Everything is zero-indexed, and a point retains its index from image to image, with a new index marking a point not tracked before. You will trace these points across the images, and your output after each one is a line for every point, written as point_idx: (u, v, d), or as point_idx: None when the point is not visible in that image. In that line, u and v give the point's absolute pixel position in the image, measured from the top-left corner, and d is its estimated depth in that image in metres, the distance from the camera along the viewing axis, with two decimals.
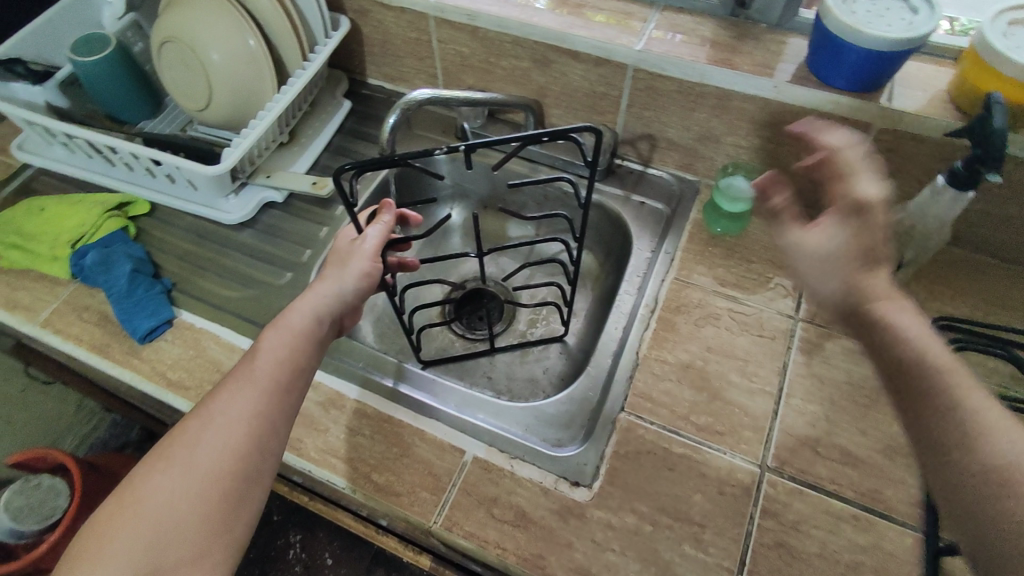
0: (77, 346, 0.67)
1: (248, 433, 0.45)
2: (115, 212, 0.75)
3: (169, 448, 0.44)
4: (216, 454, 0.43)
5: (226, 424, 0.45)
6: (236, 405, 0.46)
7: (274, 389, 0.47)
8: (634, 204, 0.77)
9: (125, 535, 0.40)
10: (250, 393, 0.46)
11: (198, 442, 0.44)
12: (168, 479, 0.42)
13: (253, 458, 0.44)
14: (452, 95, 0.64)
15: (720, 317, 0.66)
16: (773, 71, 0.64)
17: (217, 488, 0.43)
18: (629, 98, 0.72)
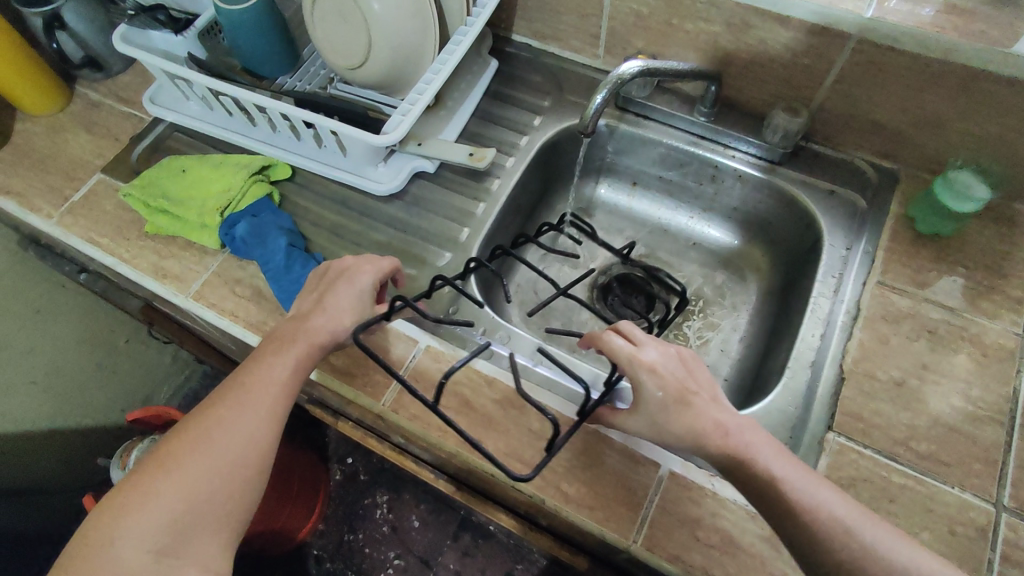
0: (233, 322, 0.63)
1: (264, 424, 0.45)
2: (259, 176, 0.70)
3: (184, 432, 0.44)
4: (235, 442, 0.44)
5: (245, 417, 0.45)
6: (258, 396, 0.46)
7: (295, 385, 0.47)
8: (824, 192, 0.69)
9: (152, 511, 0.40)
10: (271, 387, 0.46)
11: (215, 431, 0.44)
12: (184, 461, 0.42)
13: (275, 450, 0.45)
14: (657, 66, 0.57)
15: (936, 330, 0.59)
16: (1016, 41, 0.55)
17: (230, 476, 0.43)
18: (839, 73, 0.63)
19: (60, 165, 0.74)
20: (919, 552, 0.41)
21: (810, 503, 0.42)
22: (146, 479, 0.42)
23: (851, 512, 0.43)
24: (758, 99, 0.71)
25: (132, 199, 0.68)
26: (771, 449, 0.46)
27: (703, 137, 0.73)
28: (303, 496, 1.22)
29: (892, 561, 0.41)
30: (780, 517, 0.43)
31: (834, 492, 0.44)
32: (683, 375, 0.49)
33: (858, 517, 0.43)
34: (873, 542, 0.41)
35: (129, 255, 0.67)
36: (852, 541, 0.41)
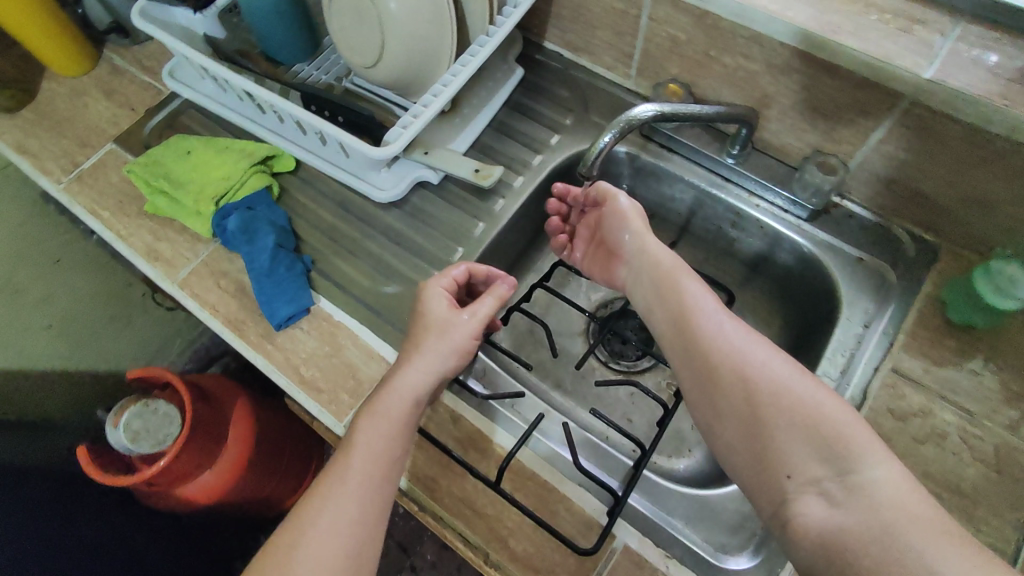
0: (212, 316, 0.63)
1: (358, 525, 0.48)
2: (261, 166, 0.69)
3: (280, 549, 0.47)
4: (333, 553, 0.46)
5: (338, 524, 0.47)
6: (351, 496, 0.48)
7: (383, 476, 0.50)
8: (850, 259, 0.63)
9: None
10: (349, 492, 0.48)
11: (310, 548, 0.46)
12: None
13: (356, 552, 0.47)
14: (667, 110, 0.54)
15: (946, 436, 0.54)
16: None
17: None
18: (886, 133, 0.56)
19: (75, 130, 0.75)
20: (826, 395, 0.45)
21: (724, 346, 0.49)
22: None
23: (772, 360, 0.47)
24: (795, 148, 0.64)
25: (134, 176, 0.68)
26: (707, 296, 0.53)
27: (728, 179, 0.69)
28: (293, 469, 1.20)
29: (793, 400, 0.45)
30: (694, 361, 0.51)
31: (761, 341, 0.49)
32: (642, 232, 0.59)
33: (774, 359, 0.48)
34: (781, 383, 0.46)
35: (125, 232, 0.68)
36: (756, 379, 0.47)
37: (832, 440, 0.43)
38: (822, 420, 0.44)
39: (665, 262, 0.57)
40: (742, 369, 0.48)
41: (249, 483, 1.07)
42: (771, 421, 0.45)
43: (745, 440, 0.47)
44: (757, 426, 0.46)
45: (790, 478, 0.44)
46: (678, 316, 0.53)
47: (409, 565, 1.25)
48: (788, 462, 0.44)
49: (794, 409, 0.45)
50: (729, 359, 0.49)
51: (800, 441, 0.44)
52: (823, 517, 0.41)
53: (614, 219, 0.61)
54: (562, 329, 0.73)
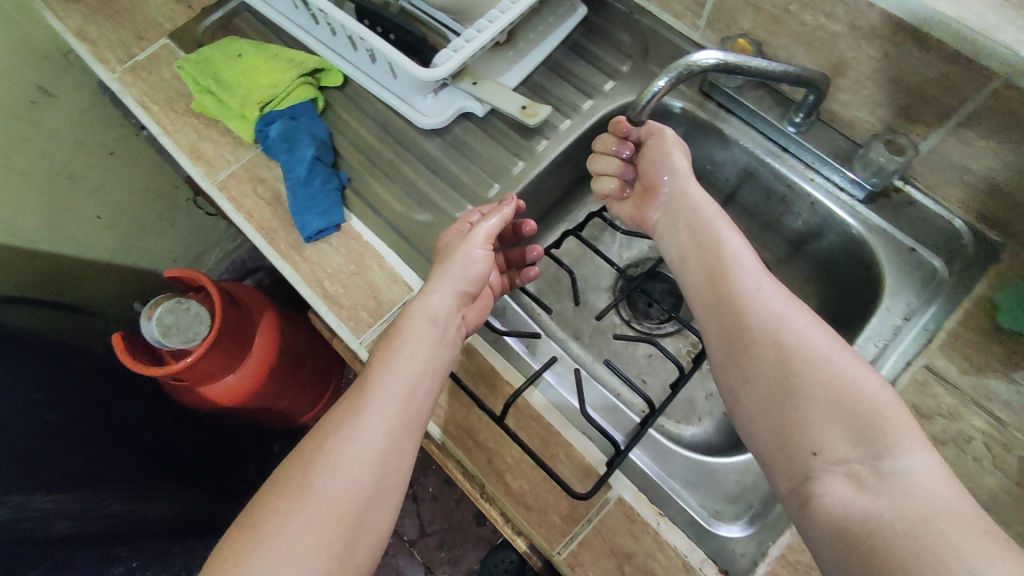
0: (246, 220, 0.64)
1: (380, 447, 0.46)
2: (309, 78, 0.68)
3: (295, 474, 0.45)
4: (352, 471, 0.44)
5: (359, 443, 0.45)
6: (372, 417, 0.47)
7: (405, 396, 0.48)
8: (901, 248, 0.60)
9: (255, 558, 0.41)
10: (368, 415, 0.47)
11: (330, 467, 0.44)
12: (305, 507, 0.43)
13: (376, 476, 0.45)
14: (736, 61, 0.51)
15: (971, 441, 0.51)
16: None
17: (357, 509, 0.44)
18: (970, 115, 0.51)
19: (132, 22, 0.75)
20: (868, 372, 0.42)
21: (765, 311, 0.47)
22: (264, 527, 0.42)
23: (815, 334, 0.45)
24: (863, 122, 0.60)
25: (185, 73, 0.69)
26: (747, 251, 0.51)
27: (785, 149, 0.65)
28: (312, 385, 1.23)
29: (828, 367, 0.43)
30: (730, 325, 0.48)
31: (815, 319, 0.46)
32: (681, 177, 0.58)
33: (814, 329, 0.45)
34: (816, 356, 0.43)
35: (171, 128, 0.68)
36: (788, 342, 0.45)
37: (862, 416, 0.40)
38: (861, 397, 0.41)
39: (705, 210, 0.55)
40: (780, 338, 0.45)
41: (269, 391, 1.10)
42: (799, 388, 0.43)
43: (774, 412, 0.44)
44: (784, 393, 0.43)
45: (817, 453, 0.41)
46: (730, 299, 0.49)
47: (410, 494, 1.24)
48: (812, 435, 0.42)
49: (829, 380, 0.42)
50: (765, 323, 0.46)
51: (834, 418, 0.41)
52: (850, 498, 0.38)
53: (658, 155, 0.60)
54: (588, 282, 0.72)
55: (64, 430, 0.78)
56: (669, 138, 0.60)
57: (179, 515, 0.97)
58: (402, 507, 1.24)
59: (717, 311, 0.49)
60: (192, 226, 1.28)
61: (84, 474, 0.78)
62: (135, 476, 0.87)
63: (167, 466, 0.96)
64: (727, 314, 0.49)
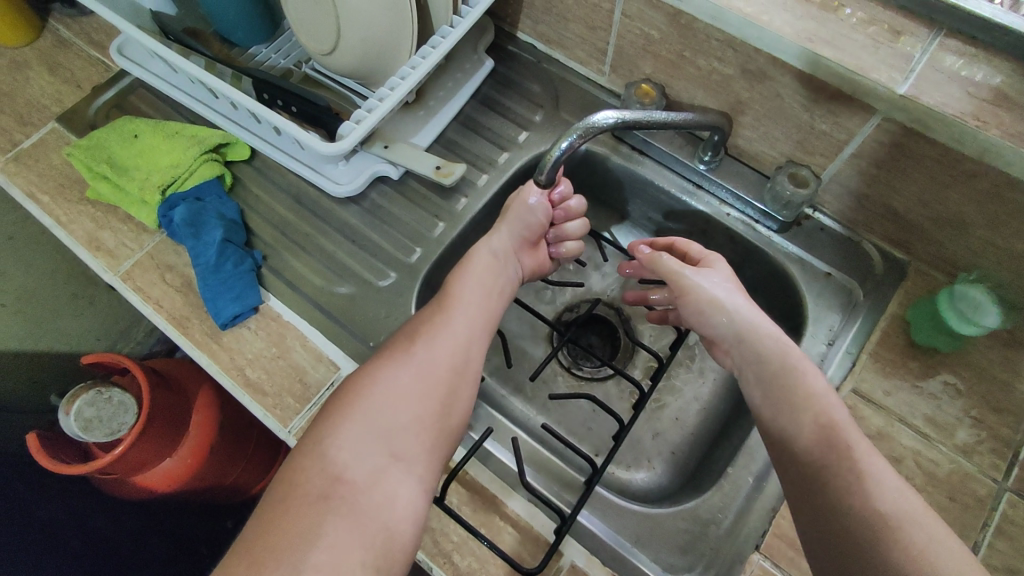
0: (155, 311, 0.60)
1: (470, 335, 0.51)
2: (213, 154, 0.66)
3: (389, 354, 0.49)
4: (446, 353, 0.49)
5: (445, 336, 0.50)
6: (457, 315, 0.51)
7: (481, 305, 0.53)
8: (818, 274, 0.62)
9: (355, 417, 0.45)
10: (453, 314, 0.51)
11: (428, 347, 0.49)
12: (407, 370, 0.47)
13: (461, 363, 0.49)
14: (634, 118, 0.51)
15: (902, 460, 0.52)
16: None
17: (450, 384, 0.48)
18: (860, 147, 0.54)
19: (15, 107, 0.70)
20: (948, 549, 0.38)
21: (846, 449, 0.42)
22: (371, 384, 0.47)
23: (903, 500, 0.40)
24: (768, 156, 0.62)
25: (76, 159, 0.65)
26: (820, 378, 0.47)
27: (699, 186, 0.67)
28: (261, 457, 1.17)
29: (920, 552, 0.38)
30: (803, 455, 0.44)
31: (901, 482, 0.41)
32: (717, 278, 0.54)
33: (900, 494, 0.40)
34: (898, 521, 0.39)
35: (66, 219, 0.64)
36: (868, 496, 0.40)
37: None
38: (894, 507, 0.40)
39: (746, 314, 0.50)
40: (865, 495, 0.40)
41: (212, 470, 1.04)
42: (876, 559, 0.38)
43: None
44: (856, 564, 0.39)
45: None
46: (779, 379, 0.47)
47: None
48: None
49: (915, 561, 0.37)
50: (815, 409, 0.45)
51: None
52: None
53: (693, 308, 0.53)
54: (524, 334, 0.71)
55: None
56: (700, 290, 0.52)
57: None
58: None
59: (783, 432, 0.45)
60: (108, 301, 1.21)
61: None
62: None
63: None
64: (798, 437, 0.44)
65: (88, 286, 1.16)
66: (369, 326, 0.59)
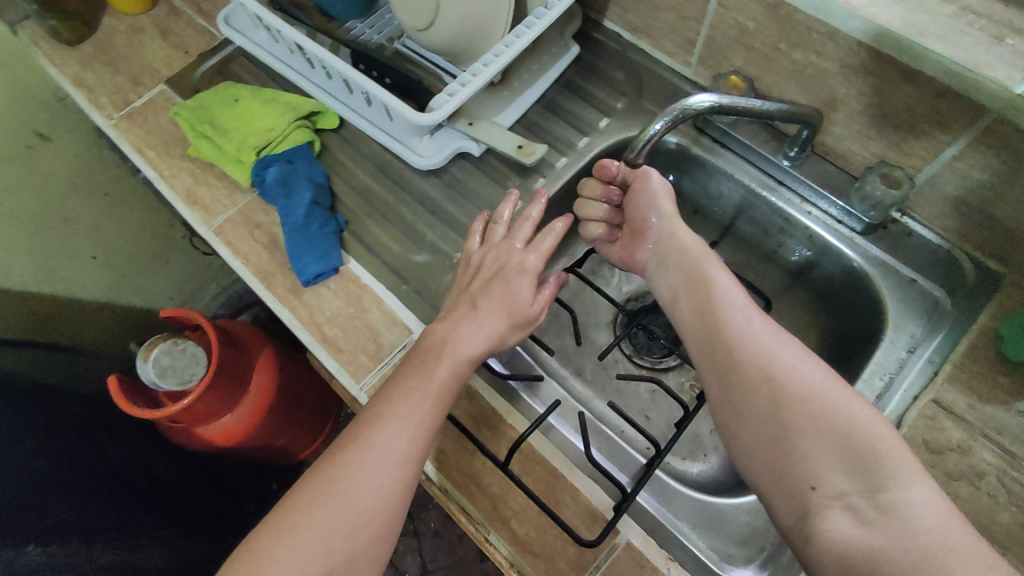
0: (244, 264, 0.63)
1: (425, 431, 0.48)
2: (305, 122, 0.69)
3: (327, 476, 0.46)
4: (395, 453, 0.47)
5: (388, 450, 0.46)
6: (403, 422, 0.48)
7: (437, 404, 0.49)
8: (901, 279, 0.60)
9: (280, 559, 0.43)
10: (402, 428, 0.47)
11: (378, 443, 0.47)
12: (353, 471, 0.46)
13: (403, 487, 0.46)
14: (727, 102, 0.51)
15: (984, 476, 0.50)
16: None
17: (396, 488, 0.46)
18: (963, 149, 0.52)
19: (130, 68, 0.76)
20: (851, 396, 0.44)
21: (753, 342, 0.47)
22: (311, 491, 0.45)
23: (808, 367, 0.45)
24: (858, 155, 0.61)
25: (181, 118, 0.69)
26: (725, 275, 0.53)
27: (781, 183, 0.66)
28: (310, 420, 1.21)
29: (827, 405, 0.43)
30: (719, 360, 0.48)
31: (806, 351, 0.47)
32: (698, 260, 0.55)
33: (805, 362, 0.46)
34: (808, 385, 0.44)
35: (168, 173, 0.68)
36: (780, 378, 0.45)
37: (859, 454, 0.41)
38: (854, 429, 0.42)
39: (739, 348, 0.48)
40: (773, 373, 0.45)
41: (267, 431, 1.08)
42: (795, 425, 0.43)
43: (768, 448, 0.44)
44: (781, 437, 0.44)
45: (815, 488, 0.42)
46: (739, 370, 0.47)
47: (411, 530, 1.21)
48: (808, 475, 0.42)
49: (823, 416, 0.43)
50: (768, 381, 0.45)
51: (827, 452, 0.42)
52: (855, 530, 0.39)
53: (644, 196, 0.59)
54: (589, 318, 0.72)
55: (51, 480, 0.77)
56: (656, 183, 0.59)
57: (179, 559, 0.94)
58: (404, 544, 1.21)
59: (707, 346, 0.50)
60: (186, 262, 1.28)
61: (73, 527, 0.76)
62: (127, 524, 0.86)
63: (161, 511, 0.94)
64: (716, 347, 0.49)
65: (169, 246, 1.23)
66: (442, 296, 0.61)
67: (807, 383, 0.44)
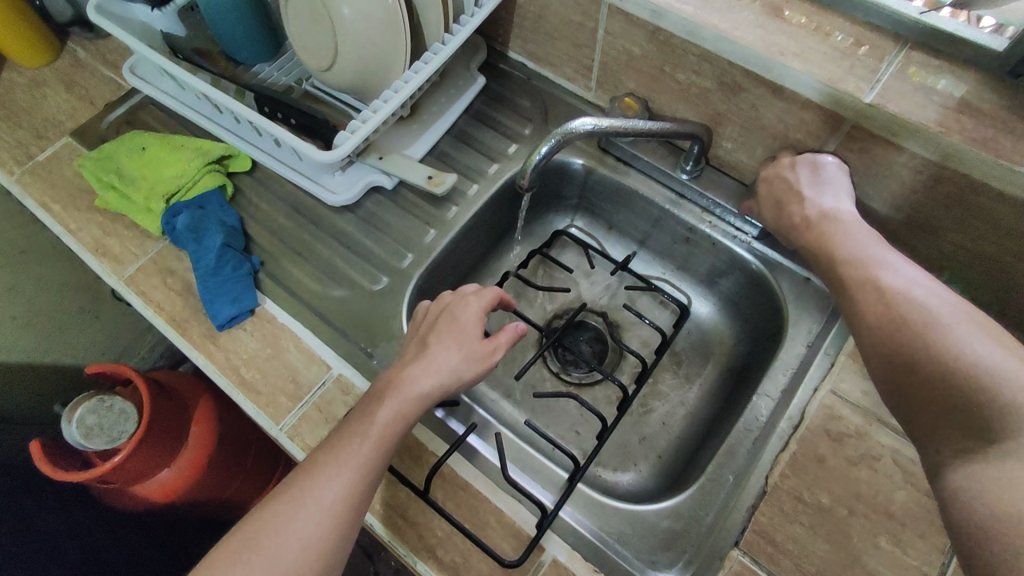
0: (156, 313, 0.62)
1: (363, 478, 0.45)
2: (216, 166, 0.69)
3: (255, 526, 0.44)
4: (330, 501, 0.44)
5: (316, 503, 0.43)
6: (334, 472, 0.45)
7: (365, 464, 0.45)
8: (798, 278, 0.63)
9: None
10: (335, 480, 0.44)
11: (311, 493, 0.44)
12: (285, 521, 0.43)
13: (334, 546, 0.43)
14: (610, 125, 0.55)
15: (880, 459, 0.52)
16: None
17: (325, 542, 0.43)
18: (833, 156, 0.57)
19: (32, 123, 0.74)
20: (999, 350, 0.38)
21: (896, 295, 0.45)
22: (239, 546, 0.43)
23: (946, 313, 0.42)
24: (747, 165, 0.65)
25: (85, 170, 0.68)
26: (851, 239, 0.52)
27: (683, 196, 0.69)
28: (260, 473, 1.17)
29: (950, 356, 0.39)
30: (867, 321, 0.45)
31: (953, 306, 0.43)
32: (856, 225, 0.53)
33: (948, 308, 0.42)
34: (927, 326, 0.42)
35: (75, 227, 0.67)
36: (914, 317, 0.43)
37: (972, 408, 0.37)
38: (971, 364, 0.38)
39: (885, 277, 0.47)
40: (901, 317, 0.43)
41: (210, 482, 1.02)
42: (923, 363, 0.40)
43: (892, 388, 0.43)
44: (911, 385, 0.41)
45: (939, 449, 0.39)
46: (877, 314, 0.45)
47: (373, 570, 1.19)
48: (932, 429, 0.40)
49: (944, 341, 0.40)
50: (906, 310, 0.43)
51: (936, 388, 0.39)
52: (973, 479, 0.36)
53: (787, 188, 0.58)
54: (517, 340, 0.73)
55: None
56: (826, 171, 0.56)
57: None
58: None
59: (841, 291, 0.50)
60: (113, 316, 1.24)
61: None
62: None
63: None
64: (868, 320, 0.45)
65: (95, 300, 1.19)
66: (361, 329, 0.61)
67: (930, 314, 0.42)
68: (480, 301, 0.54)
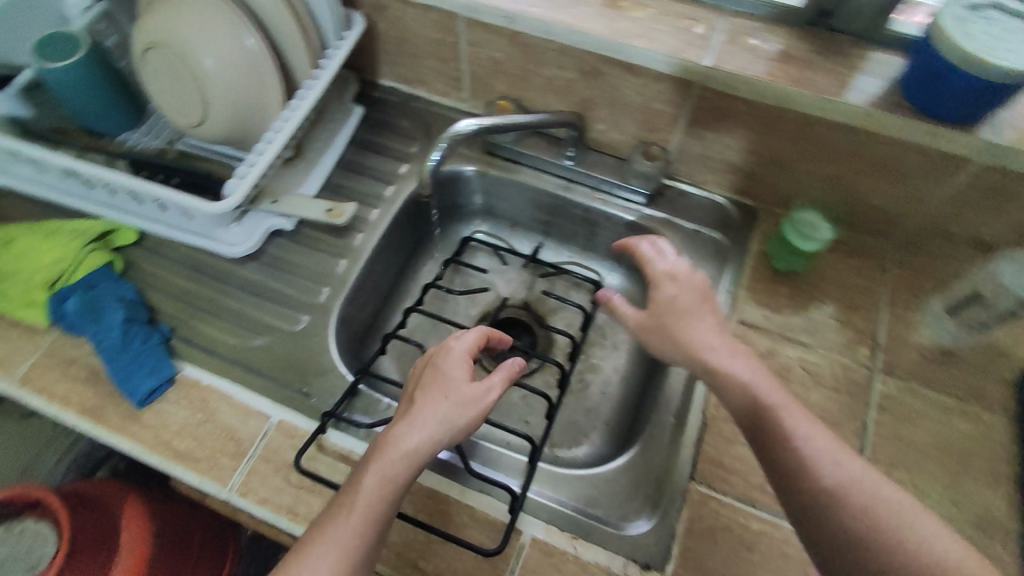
0: (63, 408, 0.58)
1: (353, 553, 0.43)
2: (98, 243, 0.65)
3: None
4: None
5: None
6: (320, 552, 0.42)
7: (353, 537, 0.43)
8: (688, 232, 0.70)
9: None
10: (321, 559, 0.42)
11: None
12: None
13: None
14: (493, 123, 0.59)
15: (792, 369, 0.60)
16: (849, 88, 0.55)
17: None
18: (691, 118, 0.64)
19: None
20: (877, 478, 0.41)
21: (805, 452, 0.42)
22: None
23: (842, 463, 0.41)
24: (621, 141, 0.71)
25: None
26: (742, 363, 0.49)
27: (572, 180, 0.74)
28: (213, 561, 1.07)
29: (861, 501, 0.40)
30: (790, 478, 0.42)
31: (839, 452, 0.42)
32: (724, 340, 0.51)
33: (842, 457, 0.42)
34: (838, 475, 0.41)
35: None
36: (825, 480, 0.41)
37: (897, 559, 0.38)
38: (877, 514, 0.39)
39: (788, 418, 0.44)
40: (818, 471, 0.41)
41: None
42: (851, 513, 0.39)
43: (831, 542, 0.40)
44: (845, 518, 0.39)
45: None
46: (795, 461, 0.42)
47: None
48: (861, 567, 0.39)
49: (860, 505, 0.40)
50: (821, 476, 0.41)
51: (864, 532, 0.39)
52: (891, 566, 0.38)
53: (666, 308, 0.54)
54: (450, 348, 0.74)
55: None
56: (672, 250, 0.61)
57: None
58: None
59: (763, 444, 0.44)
60: None
61: None
62: None
63: None
64: (780, 465, 0.43)
65: None
66: (292, 371, 0.60)
67: (820, 445, 0.42)
68: (464, 347, 0.53)
